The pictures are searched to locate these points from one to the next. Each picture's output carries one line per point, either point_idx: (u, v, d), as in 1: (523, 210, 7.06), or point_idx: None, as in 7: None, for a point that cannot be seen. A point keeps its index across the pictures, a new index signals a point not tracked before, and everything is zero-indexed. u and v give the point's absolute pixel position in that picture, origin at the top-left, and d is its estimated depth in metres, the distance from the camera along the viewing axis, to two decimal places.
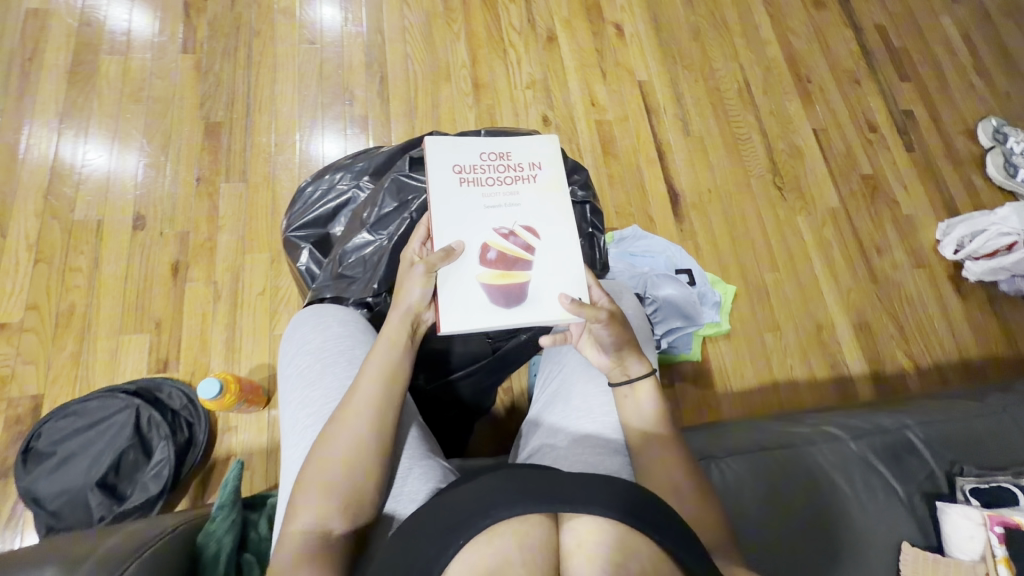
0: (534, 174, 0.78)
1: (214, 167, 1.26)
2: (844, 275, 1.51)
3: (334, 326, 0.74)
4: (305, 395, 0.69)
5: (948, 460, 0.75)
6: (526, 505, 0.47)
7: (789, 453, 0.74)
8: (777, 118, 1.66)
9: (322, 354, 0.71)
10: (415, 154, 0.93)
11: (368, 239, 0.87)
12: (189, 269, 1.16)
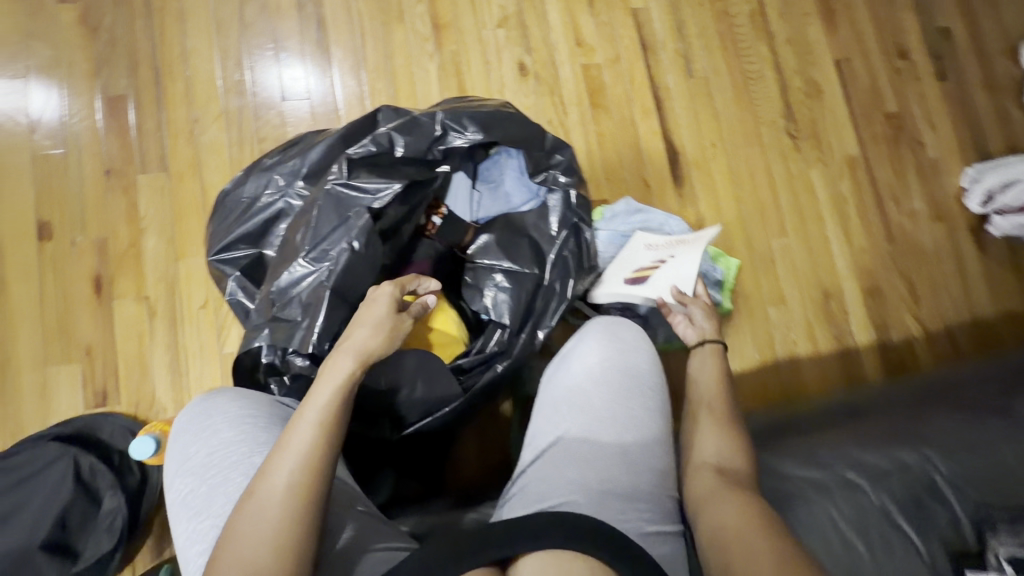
0: (695, 235, 1.01)
1: (125, 154, 1.05)
2: (858, 235, 1.37)
3: (222, 432, 0.65)
4: (199, 524, 0.61)
5: (974, 505, 0.69)
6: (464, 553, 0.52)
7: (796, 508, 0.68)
8: (794, 48, 1.41)
9: (210, 471, 0.63)
10: (352, 153, 0.79)
11: (306, 269, 0.77)
12: (115, 284, 1.00)
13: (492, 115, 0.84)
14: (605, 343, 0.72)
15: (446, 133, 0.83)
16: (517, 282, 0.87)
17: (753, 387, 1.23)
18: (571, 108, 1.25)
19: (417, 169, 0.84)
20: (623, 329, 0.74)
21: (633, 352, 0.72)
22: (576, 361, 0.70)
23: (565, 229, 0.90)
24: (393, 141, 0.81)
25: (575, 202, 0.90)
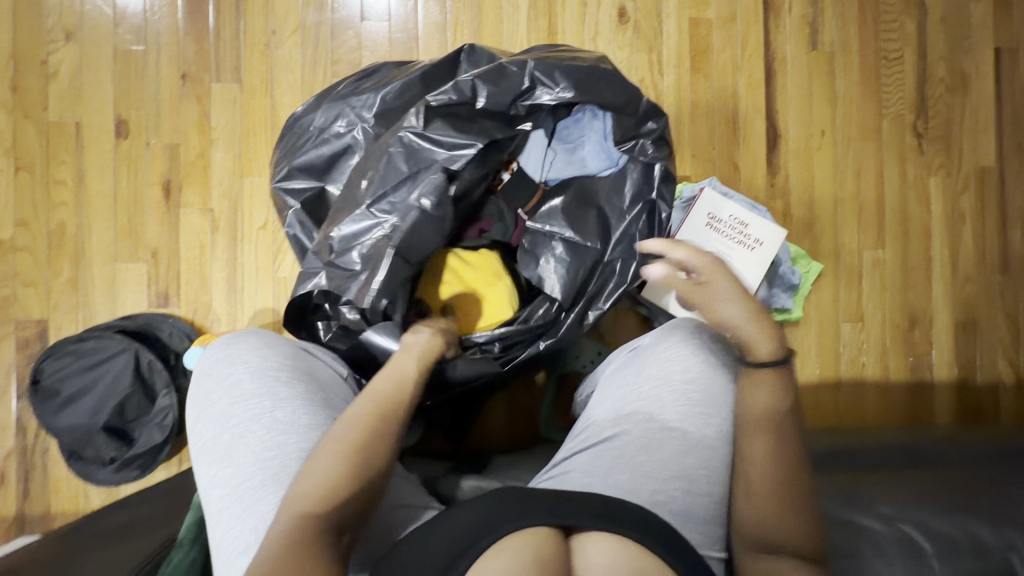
0: (755, 246, 1.03)
1: (202, 59, 1.03)
2: (967, 259, 1.20)
3: (244, 383, 0.63)
4: (217, 473, 0.59)
5: None
6: (530, 517, 0.53)
7: (848, 564, 0.60)
8: (947, 28, 1.19)
9: (230, 422, 0.61)
10: (434, 99, 0.75)
11: (372, 220, 0.75)
12: (183, 192, 1.02)
13: (585, 73, 0.79)
14: (693, 352, 0.65)
15: (533, 88, 0.79)
16: (577, 255, 0.82)
17: (805, 404, 1.14)
18: (669, 69, 1.12)
19: (497, 124, 0.80)
20: (713, 343, 0.67)
21: (720, 372, 0.65)
22: (656, 363, 0.66)
23: (638, 205, 0.83)
24: (479, 91, 0.77)
25: (659, 177, 0.82)
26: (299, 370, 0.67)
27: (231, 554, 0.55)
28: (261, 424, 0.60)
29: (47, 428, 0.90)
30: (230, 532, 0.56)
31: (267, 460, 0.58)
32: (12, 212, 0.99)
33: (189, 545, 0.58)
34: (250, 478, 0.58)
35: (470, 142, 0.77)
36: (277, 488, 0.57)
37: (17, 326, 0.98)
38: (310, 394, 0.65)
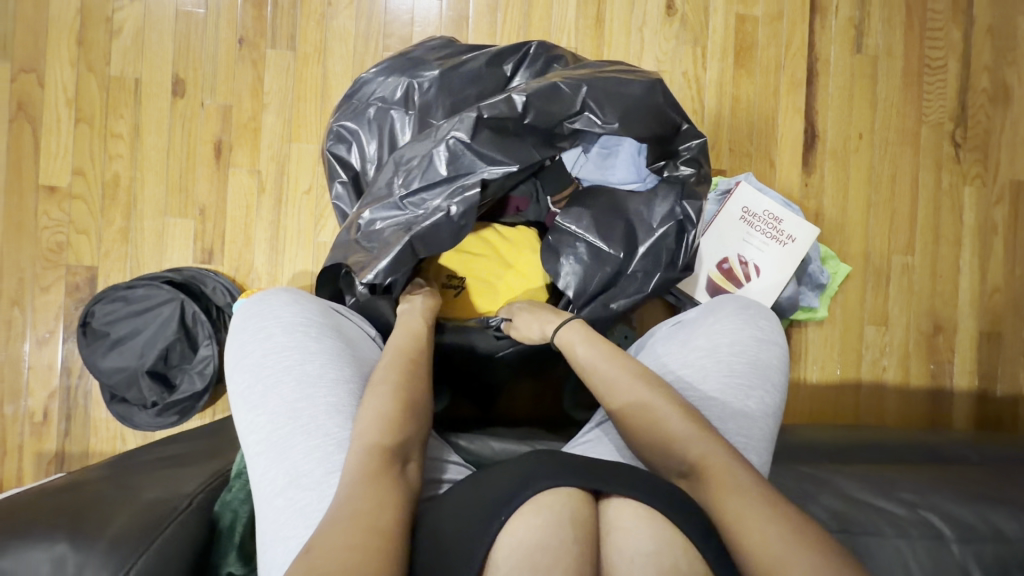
0: (785, 243, 1.04)
1: (259, 25, 1.05)
2: (996, 271, 1.20)
3: (276, 336, 0.59)
4: (247, 422, 0.56)
5: None
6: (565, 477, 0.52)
7: (869, 540, 0.62)
8: (994, 40, 1.20)
9: (263, 371, 0.57)
10: (484, 113, 0.74)
11: (398, 211, 0.76)
12: (232, 153, 1.05)
13: (637, 104, 0.77)
14: (740, 326, 0.67)
15: (580, 112, 0.77)
16: (599, 260, 0.83)
17: (824, 401, 1.16)
18: (712, 63, 1.13)
19: (537, 142, 0.79)
20: (761, 320, 0.69)
21: (768, 347, 0.66)
22: (702, 335, 0.68)
23: (671, 221, 0.83)
24: (526, 108, 0.75)
25: (687, 191, 0.83)
26: (335, 325, 0.64)
27: (270, 498, 0.53)
28: (293, 378, 0.57)
29: (93, 368, 0.94)
30: (266, 477, 0.53)
31: (298, 411, 0.55)
32: (70, 160, 1.02)
33: (244, 481, 0.59)
34: (283, 426, 0.55)
35: (508, 162, 0.77)
36: (307, 437, 0.54)
37: (69, 270, 1.02)
38: (339, 350, 0.61)
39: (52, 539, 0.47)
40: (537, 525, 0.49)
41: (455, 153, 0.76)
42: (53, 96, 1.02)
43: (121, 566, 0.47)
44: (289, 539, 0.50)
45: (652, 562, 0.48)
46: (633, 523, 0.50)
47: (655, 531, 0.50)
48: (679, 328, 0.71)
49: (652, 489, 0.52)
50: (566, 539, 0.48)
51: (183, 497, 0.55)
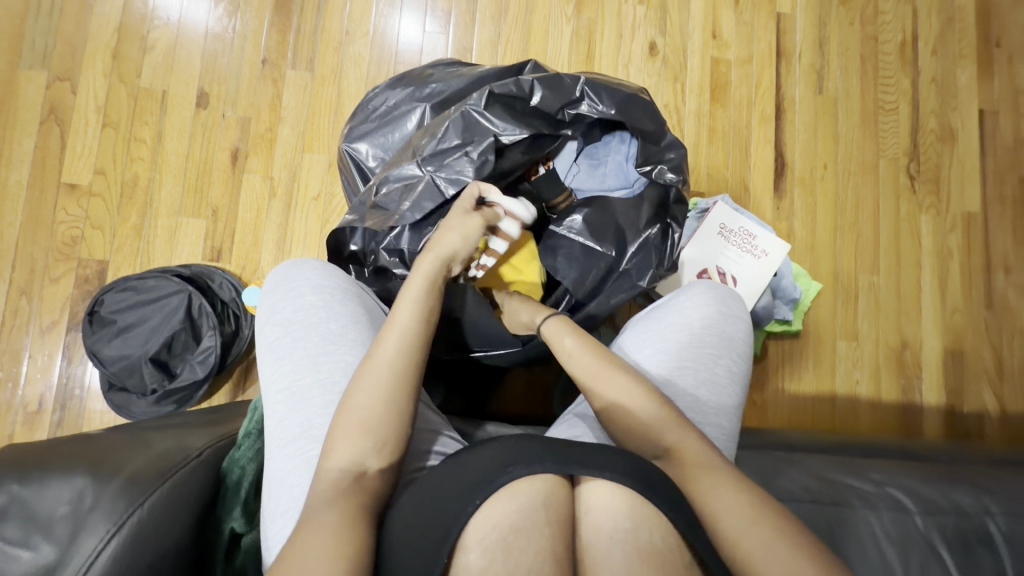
0: (760, 257, 1.12)
1: (282, 48, 1.16)
2: (955, 293, 1.30)
3: (305, 295, 0.66)
4: (274, 368, 0.64)
5: None
6: (546, 464, 0.51)
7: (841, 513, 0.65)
8: (938, 88, 1.35)
9: (292, 325, 0.64)
10: (495, 88, 0.83)
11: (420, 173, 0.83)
12: (248, 160, 1.12)
13: (629, 98, 0.86)
14: (710, 302, 0.74)
15: (581, 99, 0.86)
16: (591, 259, 0.90)
17: (802, 413, 1.21)
18: (691, 97, 1.26)
19: (544, 123, 0.87)
20: (726, 297, 0.76)
21: (734, 321, 0.74)
22: (677, 313, 0.73)
23: (656, 224, 0.91)
24: (534, 89, 0.85)
25: (673, 201, 0.91)
26: (352, 292, 0.69)
27: (280, 446, 0.60)
28: (319, 334, 0.64)
29: (95, 355, 0.96)
30: (281, 426, 0.61)
31: (318, 364, 0.62)
32: (93, 161, 1.09)
33: (253, 441, 0.64)
34: (302, 381, 0.62)
35: (519, 129, 0.84)
36: (324, 392, 0.61)
37: (80, 264, 1.06)
38: (360, 313, 0.67)
39: (70, 475, 0.50)
40: (514, 509, 0.48)
41: (471, 123, 0.84)
42: (84, 102, 1.10)
43: (134, 501, 0.49)
44: (293, 487, 0.57)
45: (630, 539, 0.48)
46: (611, 504, 0.50)
47: (633, 510, 0.50)
48: (656, 308, 0.76)
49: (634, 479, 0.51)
50: (541, 525, 0.48)
51: (193, 449, 0.58)
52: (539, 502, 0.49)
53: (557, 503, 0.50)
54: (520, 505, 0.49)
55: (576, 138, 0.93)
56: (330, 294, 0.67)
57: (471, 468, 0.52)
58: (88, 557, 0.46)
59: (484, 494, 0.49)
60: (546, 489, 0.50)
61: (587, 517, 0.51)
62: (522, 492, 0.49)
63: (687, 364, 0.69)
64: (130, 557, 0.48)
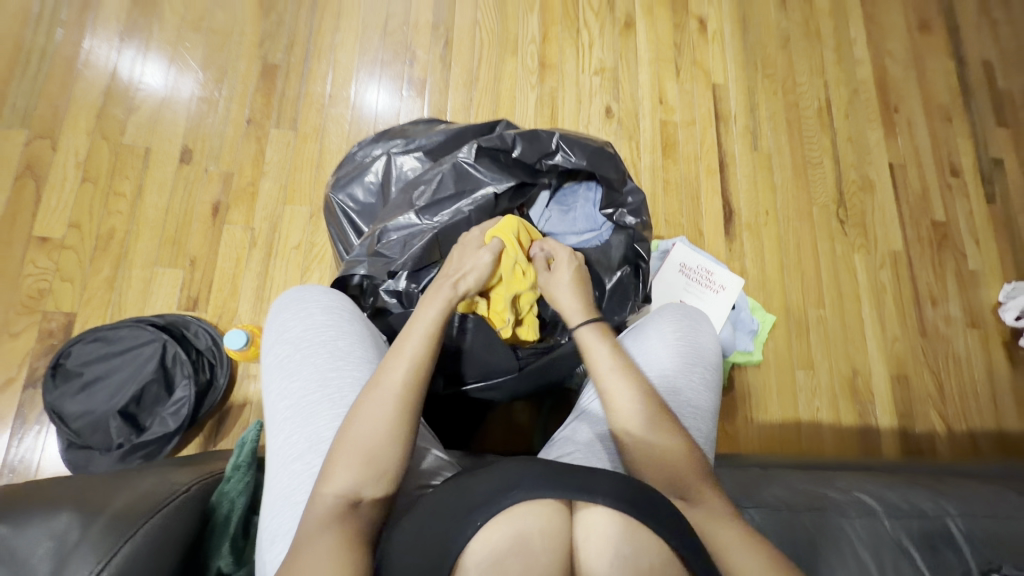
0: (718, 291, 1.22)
1: (266, 110, 1.23)
2: (892, 322, 1.43)
3: (315, 315, 0.69)
4: (282, 386, 0.66)
5: (988, 560, 0.67)
6: (548, 488, 0.50)
7: (813, 518, 0.69)
8: (854, 145, 1.55)
9: (301, 343, 0.67)
10: (483, 141, 0.92)
11: (414, 221, 0.90)
12: (229, 212, 1.15)
13: (596, 151, 0.95)
14: (682, 318, 0.81)
15: (556, 151, 0.94)
16: None
17: (771, 441, 1.26)
18: (645, 153, 1.40)
19: (524, 172, 0.96)
20: (692, 314, 0.83)
21: (702, 334, 0.81)
22: (652, 329, 0.79)
23: (627, 264, 0.99)
24: (514, 142, 0.92)
25: (636, 241, 0.99)
26: (358, 315, 0.72)
27: (288, 460, 0.61)
28: (328, 351, 0.66)
29: (56, 411, 0.92)
30: (290, 441, 0.62)
31: (327, 381, 0.64)
32: (68, 214, 1.09)
33: (244, 473, 0.61)
34: (309, 397, 0.64)
35: (507, 177, 0.92)
36: (332, 405, 0.63)
37: (44, 317, 1.03)
38: (366, 333, 0.71)
39: (56, 513, 0.48)
40: (513, 533, 0.48)
41: (462, 173, 0.92)
42: (63, 158, 1.12)
43: (122, 535, 0.48)
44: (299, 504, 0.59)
45: (629, 563, 0.48)
46: (613, 529, 0.49)
47: (634, 537, 0.49)
48: (634, 328, 0.82)
49: (632, 497, 0.51)
50: (539, 554, 0.47)
51: (179, 484, 0.57)
52: (537, 527, 0.48)
53: (554, 529, 0.49)
54: (521, 531, 0.48)
55: (548, 186, 1.01)
56: (339, 315, 0.71)
57: (468, 493, 0.52)
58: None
59: (484, 515, 0.49)
60: (548, 513, 0.49)
61: (586, 543, 0.49)
62: (519, 516, 0.49)
63: (670, 376, 0.74)
64: None
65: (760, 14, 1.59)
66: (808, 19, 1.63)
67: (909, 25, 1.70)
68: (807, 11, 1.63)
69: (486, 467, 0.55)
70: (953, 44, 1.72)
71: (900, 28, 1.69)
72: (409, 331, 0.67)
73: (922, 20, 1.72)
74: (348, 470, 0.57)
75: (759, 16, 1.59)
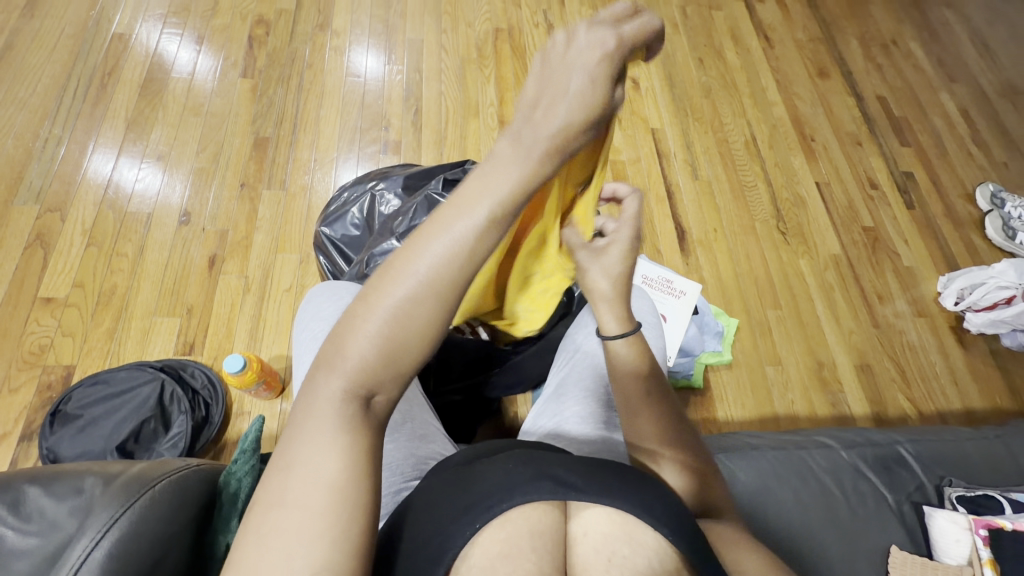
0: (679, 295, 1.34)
1: (258, 175, 1.37)
2: (846, 318, 1.54)
3: (344, 298, 0.79)
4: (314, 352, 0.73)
5: (937, 474, 0.85)
6: (541, 492, 0.51)
7: (778, 454, 0.86)
8: (782, 170, 1.77)
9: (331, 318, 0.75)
10: (451, 174, 1.06)
11: (395, 244, 0.99)
12: (225, 263, 1.25)
13: None
14: None
15: None
16: None
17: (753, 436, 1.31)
18: None
19: None
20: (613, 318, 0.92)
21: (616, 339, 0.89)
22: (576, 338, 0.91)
23: None
24: None
25: None
26: None
27: None
28: None
29: (53, 455, 0.95)
30: None
31: None
32: (72, 276, 1.17)
33: (247, 457, 0.66)
34: None
35: None
36: None
37: (45, 371, 1.08)
38: None
39: (81, 478, 0.52)
40: (502, 537, 0.49)
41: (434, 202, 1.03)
42: (71, 227, 1.22)
43: (141, 488, 0.52)
44: None
45: (628, 566, 0.49)
46: (609, 529, 0.50)
47: (631, 536, 0.50)
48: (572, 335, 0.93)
49: (631, 495, 0.52)
50: (526, 551, 0.48)
51: (190, 463, 0.60)
52: (526, 531, 0.50)
53: (547, 527, 0.50)
54: (511, 538, 0.49)
55: None
56: None
57: (466, 495, 0.53)
58: (82, 554, 0.46)
59: (483, 519, 0.50)
60: (541, 516, 0.51)
61: (585, 539, 0.50)
62: (511, 522, 0.50)
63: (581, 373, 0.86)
64: (131, 543, 0.48)
65: (682, 72, 1.87)
66: (724, 74, 1.91)
67: (810, 73, 2.01)
68: (722, 68, 1.92)
69: (483, 464, 0.57)
70: (850, 84, 2.02)
71: (803, 75, 1.99)
72: (475, 201, 0.45)
73: (820, 68, 2.03)
74: (364, 370, 0.44)
75: (682, 74, 1.87)
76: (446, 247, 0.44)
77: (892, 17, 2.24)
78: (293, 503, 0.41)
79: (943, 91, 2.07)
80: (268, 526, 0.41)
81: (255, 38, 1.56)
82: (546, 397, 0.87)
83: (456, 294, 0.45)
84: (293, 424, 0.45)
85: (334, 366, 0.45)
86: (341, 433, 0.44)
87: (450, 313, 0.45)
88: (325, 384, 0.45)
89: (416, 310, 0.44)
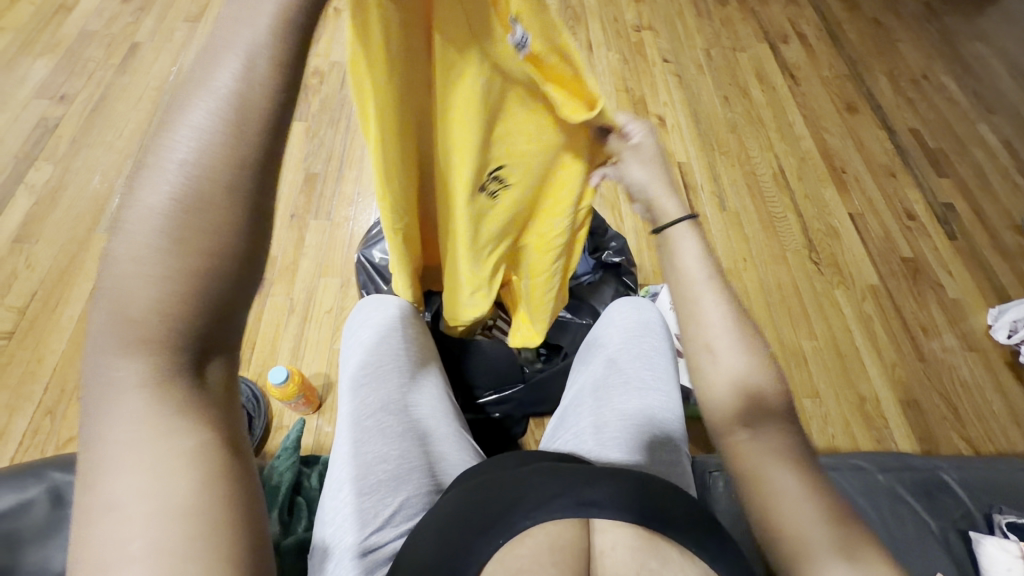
0: None
1: (306, 207, 1.49)
2: (887, 350, 1.49)
3: (392, 306, 0.86)
4: (361, 358, 0.79)
5: (986, 502, 0.86)
6: (565, 509, 0.52)
7: None
8: (813, 201, 1.76)
9: (380, 325, 0.82)
10: None
11: None
12: (273, 286, 1.34)
13: None
14: (649, 316, 0.89)
15: None
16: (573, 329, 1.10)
17: None
18: (627, 220, 1.63)
19: None
20: (645, 321, 0.88)
21: (646, 342, 0.85)
22: (601, 340, 0.88)
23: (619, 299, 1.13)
24: None
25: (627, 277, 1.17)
26: (421, 319, 0.90)
27: (360, 418, 0.71)
28: (400, 336, 0.82)
29: None
30: (363, 402, 0.73)
31: (398, 355, 0.80)
32: None
33: (289, 453, 0.97)
34: (384, 366, 0.77)
35: None
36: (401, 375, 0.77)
37: None
38: (423, 332, 0.88)
39: None
40: (525, 554, 0.49)
41: None
42: None
43: None
44: (366, 454, 0.68)
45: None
46: (635, 542, 0.51)
47: (657, 549, 0.50)
48: (594, 340, 0.91)
49: (655, 511, 0.53)
50: (546, 564, 0.48)
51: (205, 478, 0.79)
52: (547, 547, 0.50)
53: (568, 544, 0.50)
54: (533, 554, 0.49)
55: None
56: (408, 314, 0.88)
57: (484, 509, 0.52)
58: None
59: (507, 535, 0.51)
60: (563, 527, 0.51)
61: (612, 552, 0.50)
62: (532, 538, 0.50)
63: (608, 376, 0.81)
64: None
65: (708, 109, 1.93)
66: (751, 111, 1.96)
67: (838, 108, 2.03)
68: (747, 105, 1.97)
69: (498, 475, 0.57)
70: (881, 118, 2.02)
71: (831, 110, 2.02)
72: (210, 87, 0.29)
73: (848, 102, 2.05)
74: (171, 344, 0.31)
75: (708, 111, 1.92)
76: (200, 113, 0.29)
77: (922, 53, 2.26)
78: (106, 527, 0.30)
79: (981, 123, 2.04)
80: (102, 534, 0.30)
81: (310, 88, 1.73)
82: (567, 413, 0.84)
83: (243, 172, 0.30)
84: (96, 429, 0.31)
85: (134, 341, 0.30)
86: (176, 439, 0.31)
87: (241, 192, 0.30)
88: (132, 367, 0.31)
89: (186, 215, 0.29)
